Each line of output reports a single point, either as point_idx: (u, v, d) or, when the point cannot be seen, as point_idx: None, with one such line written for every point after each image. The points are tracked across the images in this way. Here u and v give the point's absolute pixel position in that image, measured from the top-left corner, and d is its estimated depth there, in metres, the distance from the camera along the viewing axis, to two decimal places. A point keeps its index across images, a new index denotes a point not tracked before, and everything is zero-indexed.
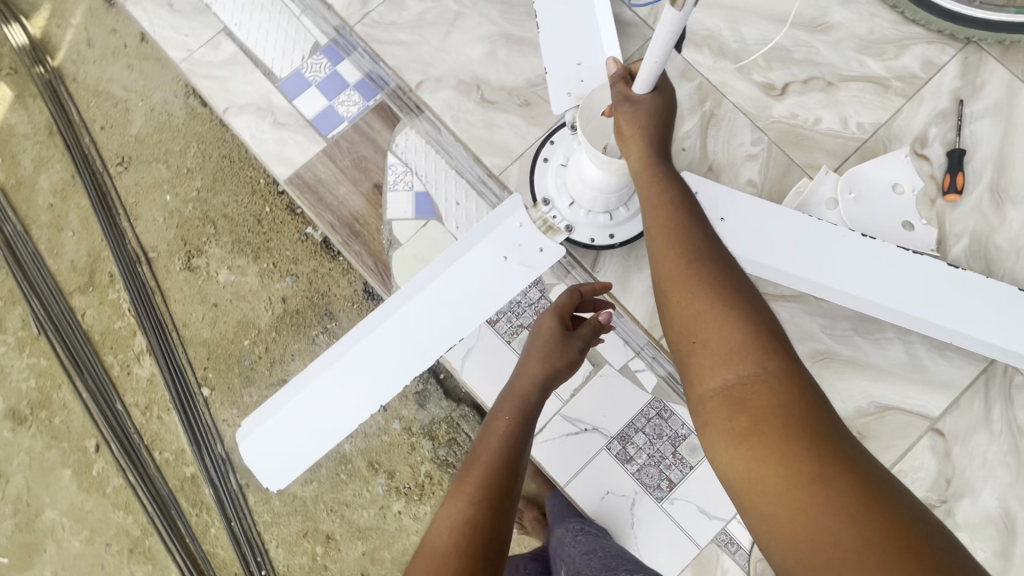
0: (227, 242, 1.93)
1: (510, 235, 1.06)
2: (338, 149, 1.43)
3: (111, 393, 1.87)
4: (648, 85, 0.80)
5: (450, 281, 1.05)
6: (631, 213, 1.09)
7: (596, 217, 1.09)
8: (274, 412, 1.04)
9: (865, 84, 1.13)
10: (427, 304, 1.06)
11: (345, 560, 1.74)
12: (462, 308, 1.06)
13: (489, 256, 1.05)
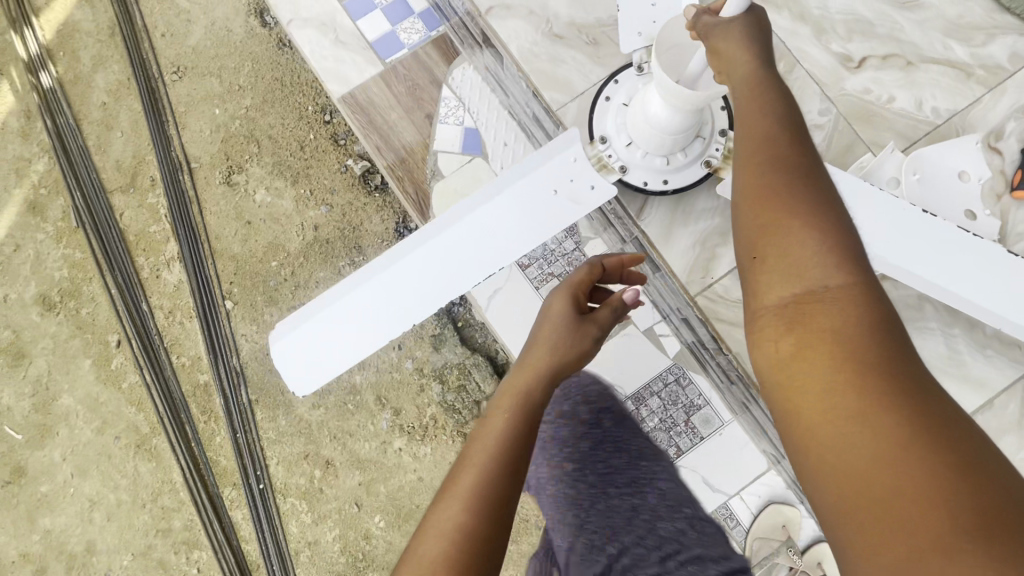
0: (269, 164, 1.95)
1: (564, 168, 1.05)
2: (394, 74, 1.42)
3: (137, 293, 1.90)
4: (740, 5, 0.72)
5: (495, 210, 1.06)
6: (688, 159, 1.07)
7: (652, 161, 1.08)
8: (306, 322, 1.06)
9: (946, 69, 1.08)
10: (469, 231, 1.06)
11: (341, 487, 1.76)
12: (504, 237, 1.06)
13: (540, 188, 1.05)
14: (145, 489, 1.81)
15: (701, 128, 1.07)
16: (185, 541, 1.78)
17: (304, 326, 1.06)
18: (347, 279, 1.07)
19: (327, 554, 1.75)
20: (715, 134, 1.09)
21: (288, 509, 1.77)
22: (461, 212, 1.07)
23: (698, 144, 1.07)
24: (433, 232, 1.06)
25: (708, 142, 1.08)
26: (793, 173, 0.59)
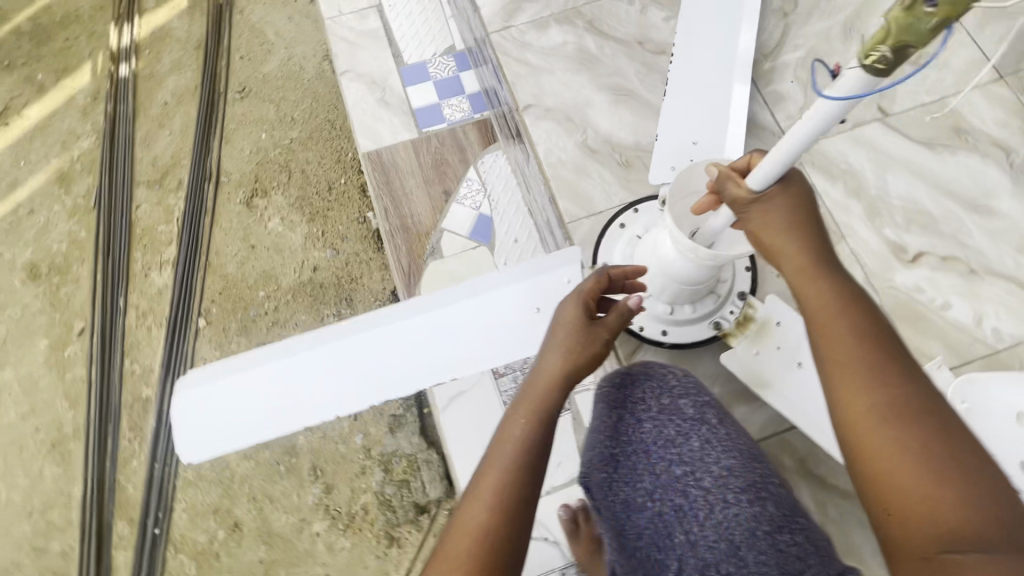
0: (292, 196, 1.94)
1: (552, 288, 0.96)
2: (426, 144, 1.39)
3: (120, 287, 1.85)
4: (767, 180, 0.61)
5: (468, 313, 0.97)
6: (694, 315, 0.90)
7: (654, 306, 0.92)
8: (225, 377, 0.94)
9: (1015, 289, 0.94)
10: (433, 326, 0.96)
11: (240, 559, 1.54)
12: (470, 345, 0.96)
13: (520, 302, 0.96)
14: (39, 497, 1.63)
15: (718, 285, 0.90)
16: (53, 570, 1.56)
17: (221, 382, 0.93)
18: (288, 342, 0.97)
19: None
20: (732, 296, 0.91)
21: (174, 567, 1.54)
22: (432, 302, 0.98)
23: (710, 301, 0.91)
24: (395, 316, 0.97)
25: (723, 302, 0.91)
26: (875, 353, 0.55)
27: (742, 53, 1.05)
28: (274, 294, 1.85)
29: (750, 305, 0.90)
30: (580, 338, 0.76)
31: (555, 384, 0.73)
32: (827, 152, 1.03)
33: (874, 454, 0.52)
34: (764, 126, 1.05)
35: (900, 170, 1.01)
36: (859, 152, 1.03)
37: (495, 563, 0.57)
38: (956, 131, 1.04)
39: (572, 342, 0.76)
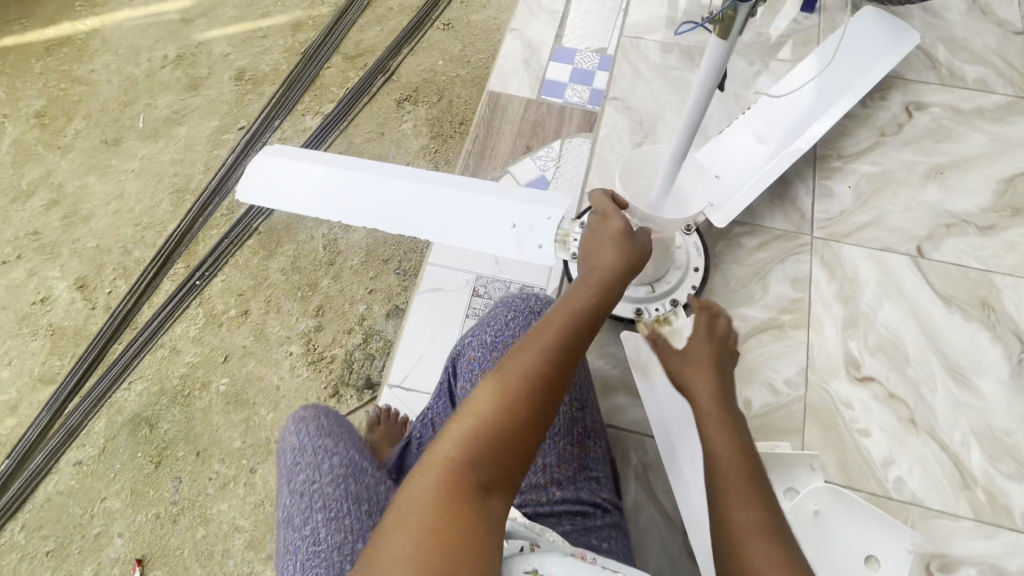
0: (432, 113, 2.24)
1: (534, 216, 1.07)
2: (537, 106, 1.61)
3: (282, 113, 2.22)
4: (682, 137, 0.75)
5: (469, 201, 1.10)
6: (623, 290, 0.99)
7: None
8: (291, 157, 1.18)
9: (944, 459, 0.91)
10: (438, 196, 1.11)
11: (231, 337, 1.77)
12: (455, 225, 1.09)
13: (507, 214, 1.08)
14: (139, 215, 1.99)
15: (657, 282, 0.99)
16: (122, 268, 1.89)
17: (286, 159, 1.18)
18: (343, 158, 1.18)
19: (171, 367, 1.74)
20: (664, 298, 0.99)
21: (190, 313, 1.81)
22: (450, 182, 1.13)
23: (643, 290, 0.99)
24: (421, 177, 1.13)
25: (653, 297, 0.99)
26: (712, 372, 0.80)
27: (815, 131, 1.09)
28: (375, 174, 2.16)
29: (674, 313, 0.98)
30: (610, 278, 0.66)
31: (582, 316, 0.61)
32: (839, 255, 1.06)
33: (729, 516, 0.64)
34: (797, 205, 1.11)
35: (899, 303, 1.02)
36: (871, 269, 1.05)
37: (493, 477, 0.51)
38: (982, 303, 1.01)
39: (601, 283, 0.66)
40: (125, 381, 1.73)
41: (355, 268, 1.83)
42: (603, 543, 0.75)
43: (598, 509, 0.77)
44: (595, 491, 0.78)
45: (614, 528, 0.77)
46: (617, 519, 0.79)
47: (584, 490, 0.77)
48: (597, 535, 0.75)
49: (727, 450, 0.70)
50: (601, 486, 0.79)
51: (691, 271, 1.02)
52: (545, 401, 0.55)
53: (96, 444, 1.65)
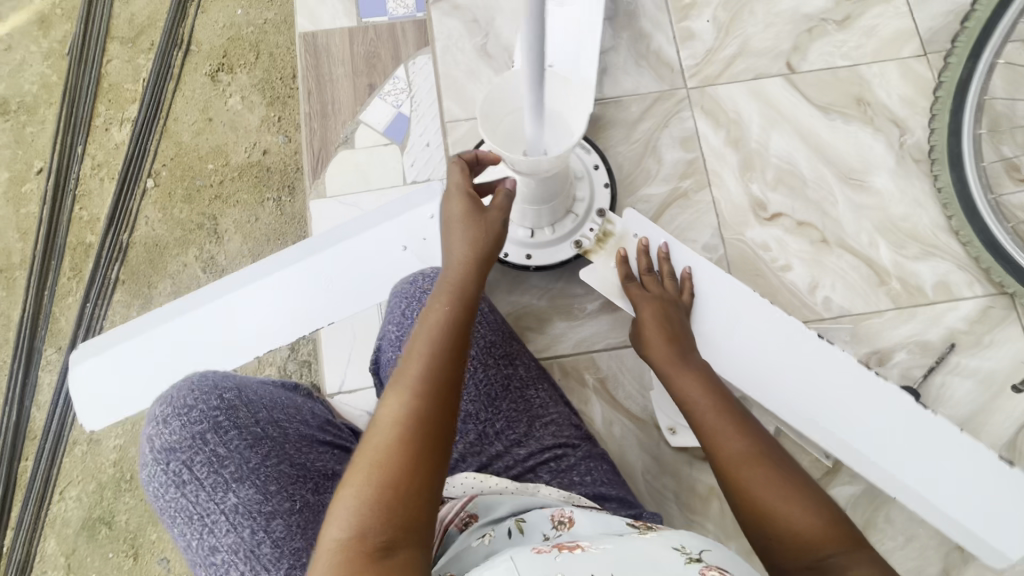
0: (256, 76, 1.94)
1: (416, 224, 0.96)
2: (363, 34, 1.38)
3: (79, 136, 1.91)
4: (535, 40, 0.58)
5: (344, 255, 0.95)
6: (556, 237, 0.89)
7: (517, 232, 0.90)
8: (119, 343, 0.93)
9: (860, 265, 0.94)
10: (309, 270, 0.95)
11: None
12: (352, 286, 0.95)
13: (388, 243, 0.96)
14: None
15: (574, 204, 0.90)
16: None
17: (112, 350, 0.92)
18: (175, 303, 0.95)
19: (100, 459, 1.63)
20: (590, 214, 0.91)
21: None
22: (308, 247, 0.96)
23: (568, 221, 0.90)
24: (275, 265, 0.96)
25: (583, 220, 0.90)
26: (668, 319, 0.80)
27: None
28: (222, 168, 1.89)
29: (608, 223, 0.90)
30: (467, 278, 0.64)
31: (444, 335, 0.59)
32: (719, 99, 1.01)
33: (727, 457, 0.64)
34: (662, 60, 1.03)
35: (787, 129, 1.00)
36: (751, 104, 1.01)
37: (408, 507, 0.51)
38: (858, 100, 1.01)
39: (459, 287, 0.63)
40: (56, 493, 1.63)
41: None
42: (584, 477, 0.76)
43: (565, 449, 0.78)
44: (557, 434, 0.79)
45: (590, 459, 0.79)
46: (591, 448, 0.80)
47: (546, 437, 0.79)
48: (575, 472, 0.76)
49: (706, 396, 0.70)
50: (561, 426, 0.80)
51: (594, 172, 0.93)
52: (441, 422, 0.55)
53: (58, 564, 1.59)
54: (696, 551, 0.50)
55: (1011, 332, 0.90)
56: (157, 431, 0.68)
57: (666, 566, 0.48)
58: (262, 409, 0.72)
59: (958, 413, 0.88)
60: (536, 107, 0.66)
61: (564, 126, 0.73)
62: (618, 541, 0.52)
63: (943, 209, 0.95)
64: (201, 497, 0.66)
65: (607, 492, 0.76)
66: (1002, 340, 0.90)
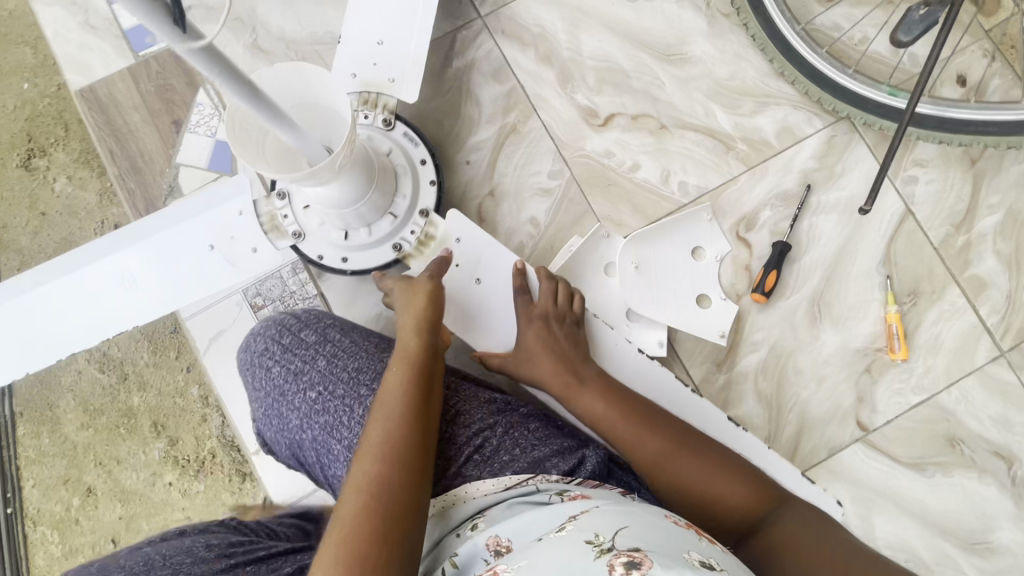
0: (76, 150, 1.55)
1: (225, 224, 0.85)
2: (145, 70, 1.23)
3: None
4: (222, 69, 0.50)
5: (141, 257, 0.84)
6: (371, 241, 0.84)
7: (331, 233, 0.85)
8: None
9: (704, 137, 0.92)
10: (108, 277, 0.84)
11: (99, 519, 1.54)
12: (155, 293, 0.84)
13: (189, 241, 0.84)
14: None
15: (394, 204, 0.85)
16: None
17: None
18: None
19: None
20: (412, 214, 0.86)
21: (37, 539, 1.56)
22: (109, 249, 0.85)
23: (386, 222, 0.84)
24: (73, 271, 0.84)
25: (407, 222, 0.86)
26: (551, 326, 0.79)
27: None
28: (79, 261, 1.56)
29: (432, 223, 0.86)
30: (407, 373, 0.68)
31: (399, 427, 0.63)
32: (516, 18, 0.95)
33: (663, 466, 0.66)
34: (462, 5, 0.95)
35: (593, 26, 0.95)
36: (550, 12, 0.95)
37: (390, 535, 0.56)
38: None
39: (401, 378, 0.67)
40: None
41: (151, 363, 1.54)
42: (513, 451, 0.69)
43: (485, 434, 0.72)
44: (467, 427, 0.73)
45: (512, 429, 0.73)
46: (509, 417, 0.74)
47: (459, 434, 0.73)
48: (503, 452, 0.70)
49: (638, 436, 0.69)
50: (468, 416, 0.75)
51: (420, 167, 0.88)
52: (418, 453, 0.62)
53: None
54: (609, 539, 0.48)
55: (858, 154, 0.91)
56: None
57: (575, 565, 0.46)
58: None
59: (833, 249, 0.89)
60: (286, 122, 0.61)
61: (337, 118, 0.70)
62: (531, 551, 0.50)
63: (764, 55, 0.93)
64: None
65: (545, 453, 0.69)
66: (853, 164, 0.91)
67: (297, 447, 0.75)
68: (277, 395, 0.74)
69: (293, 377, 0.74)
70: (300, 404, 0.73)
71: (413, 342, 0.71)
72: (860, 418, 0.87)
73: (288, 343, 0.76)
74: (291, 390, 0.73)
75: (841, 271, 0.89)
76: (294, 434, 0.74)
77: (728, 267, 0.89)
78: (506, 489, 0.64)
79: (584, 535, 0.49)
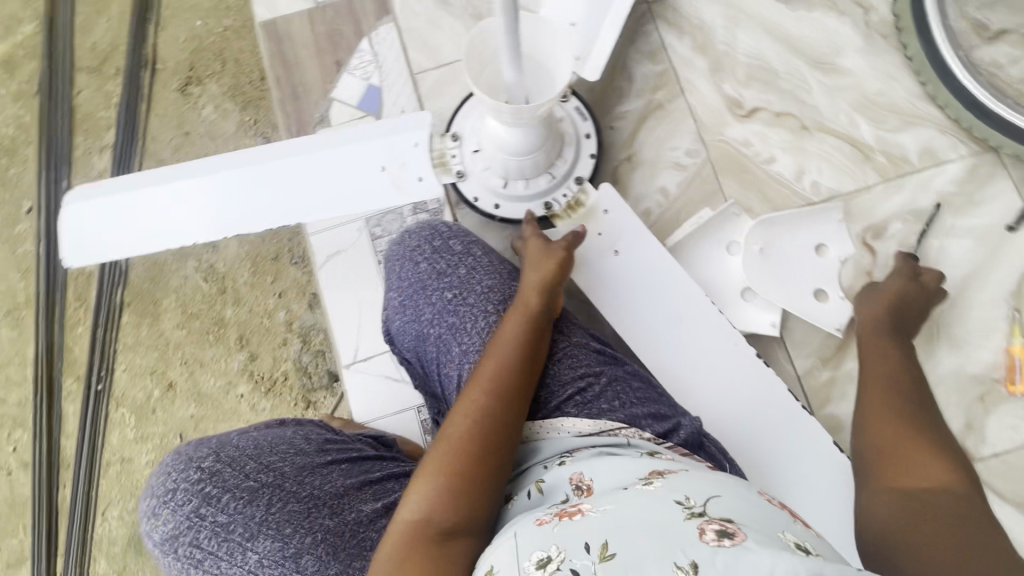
0: (226, 82, 1.70)
1: (398, 147, 0.89)
2: (321, 14, 1.37)
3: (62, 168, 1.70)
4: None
5: (318, 162, 0.91)
6: (529, 193, 0.87)
7: (490, 180, 0.88)
8: (111, 190, 0.94)
9: (843, 144, 0.95)
10: (287, 170, 0.91)
11: (173, 414, 1.64)
12: (320, 196, 0.91)
13: (365, 158, 0.90)
14: None
15: (554, 165, 0.87)
16: (11, 418, 1.66)
17: (102, 197, 0.94)
18: (165, 169, 0.94)
19: (135, 476, 1.62)
20: (567, 179, 0.88)
21: (116, 418, 1.65)
22: (296, 147, 0.92)
23: (543, 180, 0.86)
24: (261, 157, 0.92)
25: (562, 184, 0.88)
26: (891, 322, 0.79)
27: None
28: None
29: (584, 192, 0.87)
30: (522, 322, 0.72)
31: (508, 367, 0.69)
32: (679, 8, 1.01)
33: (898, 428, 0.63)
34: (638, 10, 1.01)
35: (751, 25, 1.00)
36: (712, 7, 1.01)
37: (482, 472, 0.62)
38: None
39: (516, 324, 0.72)
40: (97, 514, 1.61)
41: (250, 283, 1.65)
42: (613, 402, 0.72)
43: (590, 377, 0.74)
44: (574, 367, 0.76)
45: (615, 382, 0.74)
46: (614, 371, 0.76)
47: (565, 372, 0.75)
48: (603, 399, 0.72)
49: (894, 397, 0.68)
50: (577, 357, 0.77)
51: (583, 140, 0.89)
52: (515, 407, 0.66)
53: None
54: (699, 504, 0.51)
55: (1001, 186, 0.91)
56: (153, 525, 0.65)
57: (666, 522, 0.48)
58: (251, 460, 0.68)
59: (961, 272, 0.89)
60: (514, 54, 0.63)
61: (550, 84, 0.71)
62: (621, 499, 0.53)
63: (917, 78, 0.96)
64: (222, 569, 0.63)
65: (641, 411, 0.71)
66: (994, 194, 0.91)
67: (421, 340, 0.79)
68: (419, 288, 0.80)
69: (437, 278, 0.80)
70: (436, 300, 0.78)
71: (534, 298, 0.74)
72: (965, 444, 0.85)
73: (438, 248, 0.83)
74: (433, 286, 0.80)
75: (967, 295, 0.89)
76: (423, 327, 0.78)
77: (851, 269, 0.90)
78: (597, 433, 0.67)
79: (673, 496, 0.52)
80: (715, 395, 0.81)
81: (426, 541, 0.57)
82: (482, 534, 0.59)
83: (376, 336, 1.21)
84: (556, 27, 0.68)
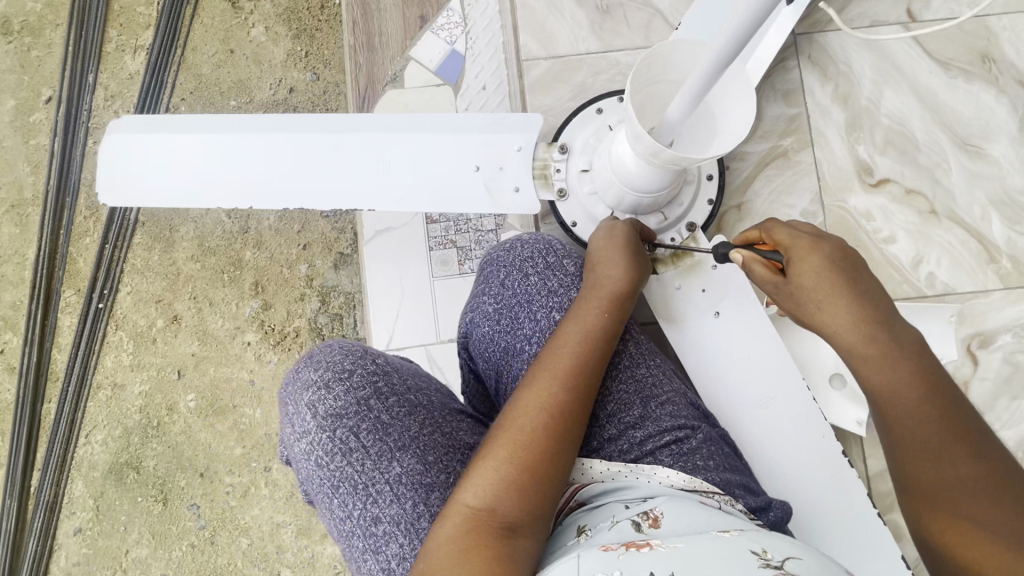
0: (282, 4, 1.49)
1: (497, 150, 0.81)
2: None
3: (90, 59, 1.50)
4: (752, 21, 0.46)
5: (404, 148, 0.81)
6: None
7: (595, 206, 0.83)
8: (149, 127, 0.84)
9: (968, 239, 0.87)
10: (360, 147, 0.82)
11: (175, 349, 1.46)
12: (393, 185, 0.82)
13: (457, 155, 0.81)
14: None
15: (669, 206, 0.81)
16: (3, 318, 1.48)
17: (138, 134, 0.84)
18: (212, 117, 0.85)
19: (124, 405, 1.46)
20: (680, 222, 0.82)
21: (113, 342, 1.47)
22: (372, 125, 0.83)
23: (654, 220, 0.80)
24: (327, 127, 0.82)
25: (671, 225, 0.81)
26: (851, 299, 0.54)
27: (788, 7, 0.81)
28: (248, 108, 1.50)
29: (695, 239, 0.81)
30: (600, 311, 0.67)
31: (582, 359, 0.63)
32: (828, 47, 0.91)
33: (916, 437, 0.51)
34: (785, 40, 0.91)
35: (901, 84, 0.90)
36: (863, 55, 0.90)
37: (547, 464, 0.57)
38: (982, 57, 0.90)
39: (595, 313, 0.67)
40: (80, 436, 1.46)
41: (275, 228, 1.45)
42: (708, 461, 0.66)
43: (686, 430, 0.68)
44: (673, 415, 0.69)
45: (710, 443, 0.68)
46: (711, 430, 0.70)
47: (663, 417, 0.69)
48: (699, 456, 0.66)
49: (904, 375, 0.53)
50: (678, 405, 0.71)
51: (704, 182, 0.83)
52: (582, 399, 0.62)
53: (86, 506, 1.45)
54: (778, 559, 0.45)
55: None
56: (319, 396, 0.64)
57: (733, 562, 0.44)
58: (409, 378, 0.70)
59: None
60: (694, 96, 0.56)
61: (698, 146, 0.63)
62: (691, 539, 0.48)
63: None
64: (365, 468, 0.61)
65: (734, 478, 0.66)
66: None
67: (507, 355, 0.72)
68: (521, 300, 0.73)
69: (546, 294, 0.73)
70: (541, 319, 0.72)
71: (619, 292, 0.69)
72: None
73: (551, 263, 0.74)
74: (538, 302, 0.72)
75: None
76: (515, 341, 0.72)
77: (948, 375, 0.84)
78: (690, 491, 0.61)
79: (748, 544, 0.47)
80: (793, 463, 0.76)
81: (488, 537, 0.52)
82: (543, 538, 0.56)
83: (413, 326, 1.14)
84: (749, 89, 0.59)
